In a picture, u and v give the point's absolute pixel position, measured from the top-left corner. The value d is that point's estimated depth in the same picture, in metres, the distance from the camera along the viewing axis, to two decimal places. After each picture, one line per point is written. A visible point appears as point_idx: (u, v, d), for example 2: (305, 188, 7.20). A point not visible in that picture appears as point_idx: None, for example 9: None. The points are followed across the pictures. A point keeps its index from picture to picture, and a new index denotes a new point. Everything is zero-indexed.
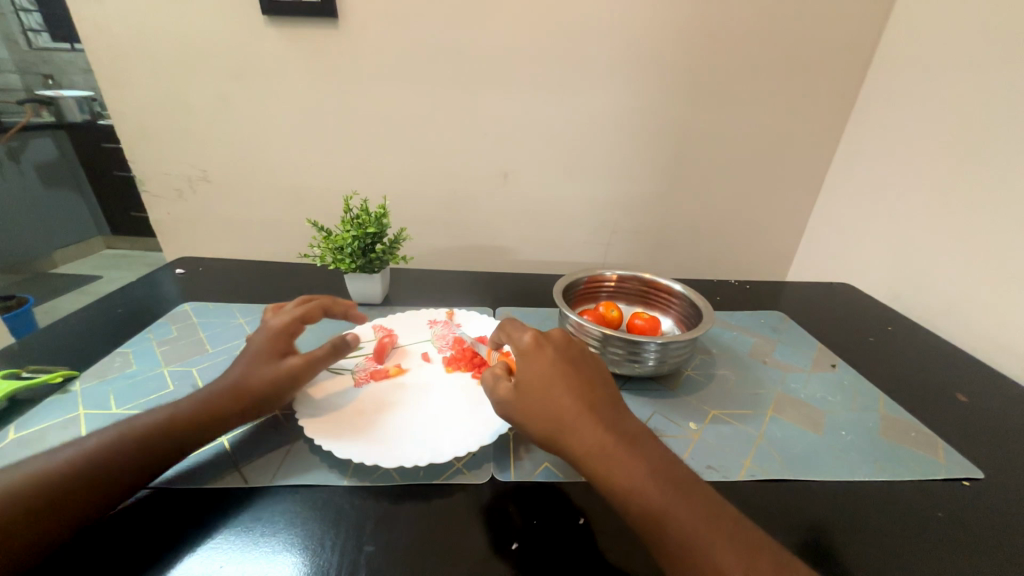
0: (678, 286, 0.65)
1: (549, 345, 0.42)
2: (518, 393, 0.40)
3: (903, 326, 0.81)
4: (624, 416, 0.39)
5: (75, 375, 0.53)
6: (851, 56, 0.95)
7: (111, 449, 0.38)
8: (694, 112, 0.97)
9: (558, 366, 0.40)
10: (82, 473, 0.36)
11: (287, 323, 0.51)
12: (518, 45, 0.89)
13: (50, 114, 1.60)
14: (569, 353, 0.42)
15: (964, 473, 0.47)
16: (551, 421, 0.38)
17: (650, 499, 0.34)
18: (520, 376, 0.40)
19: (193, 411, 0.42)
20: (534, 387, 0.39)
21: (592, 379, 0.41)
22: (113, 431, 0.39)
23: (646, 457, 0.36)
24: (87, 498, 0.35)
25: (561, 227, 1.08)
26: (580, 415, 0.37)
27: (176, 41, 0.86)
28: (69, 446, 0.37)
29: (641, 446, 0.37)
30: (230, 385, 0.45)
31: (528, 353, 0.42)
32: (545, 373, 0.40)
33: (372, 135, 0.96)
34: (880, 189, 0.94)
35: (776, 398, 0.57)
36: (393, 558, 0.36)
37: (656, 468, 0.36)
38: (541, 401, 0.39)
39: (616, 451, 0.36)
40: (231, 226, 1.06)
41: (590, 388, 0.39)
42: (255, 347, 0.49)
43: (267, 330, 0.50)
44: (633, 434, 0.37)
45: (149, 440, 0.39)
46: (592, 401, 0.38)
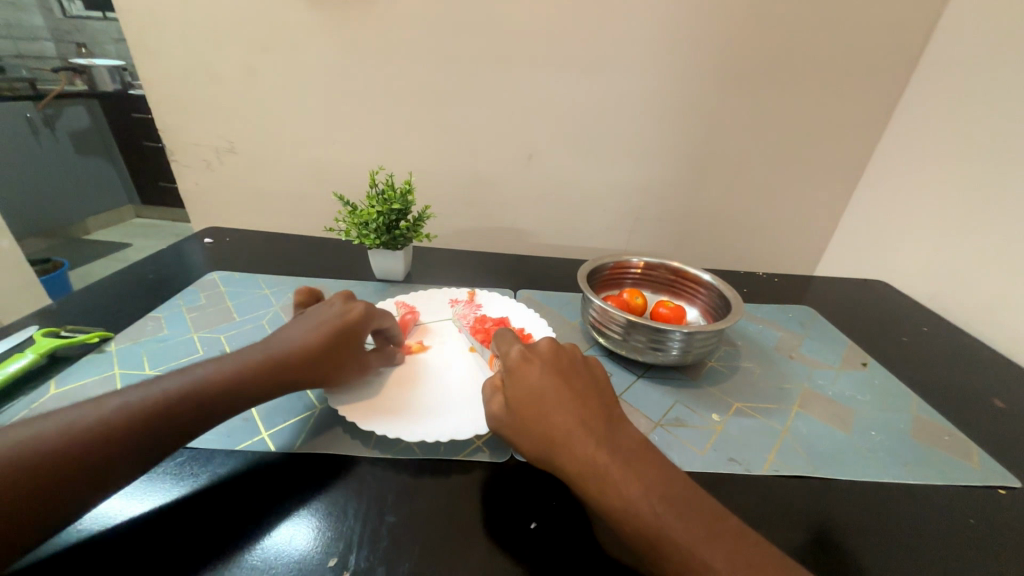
0: (707, 276, 0.63)
1: (536, 359, 0.41)
2: (508, 411, 0.39)
3: (939, 327, 0.78)
4: (620, 429, 0.37)
5: (110, 337, 0.55)
6: (906, 38, 0.88)
7: (136, 420, 0.35)
8: (730, 95, 0.93)
9: (548, 380, 0.39)
10: (104, 445, 0.33)
11: (371, 313, 0.51)
12: (549, 19, 0.86)
13: (83, 82, 1.68)
14: (558, 366, 0.41)
15: (1000, 482, 0.45)
16: (541, 439, 0.37)
17: (646, 519, 0.32)
18: (509, 393, 0.40)
19: (225, 384, 0.40)
20: (521, 404, 0.38)
21: (585, 391, 0.39)
22: (138, 395, 0.36)
23: (642, 474, 0.34)
24: (108, 469, 0.33)
25: (584, 212, 1.07)
26: (571, 433, 0.36)
27: (203, 9, 0.86)
28: (93, 404, 0.34)
29: (638, 462, 0.35)
30: (310, 356, 0.45)
31: (514, 368, 0.41)
32: (532, 390, 0.39)
33: (396, 111, 0.95)
34: (923, 184, 0.89)
35: (803, 394, 0.56)
36: (413, 531, 0.36)
37: (655, 486, 0.34)
38: (531, 420, 0.38)
39: (610, 468, 0.34)
40: (256, 198, 1.07)
41: (582, 402, 0.38)
42: (338, 322, 0.48)
43: (355, 309, 0.49)
44: (629, 451, 0.36)
45: (177, 409, 0.37)
46: (584, 416, 0.37)
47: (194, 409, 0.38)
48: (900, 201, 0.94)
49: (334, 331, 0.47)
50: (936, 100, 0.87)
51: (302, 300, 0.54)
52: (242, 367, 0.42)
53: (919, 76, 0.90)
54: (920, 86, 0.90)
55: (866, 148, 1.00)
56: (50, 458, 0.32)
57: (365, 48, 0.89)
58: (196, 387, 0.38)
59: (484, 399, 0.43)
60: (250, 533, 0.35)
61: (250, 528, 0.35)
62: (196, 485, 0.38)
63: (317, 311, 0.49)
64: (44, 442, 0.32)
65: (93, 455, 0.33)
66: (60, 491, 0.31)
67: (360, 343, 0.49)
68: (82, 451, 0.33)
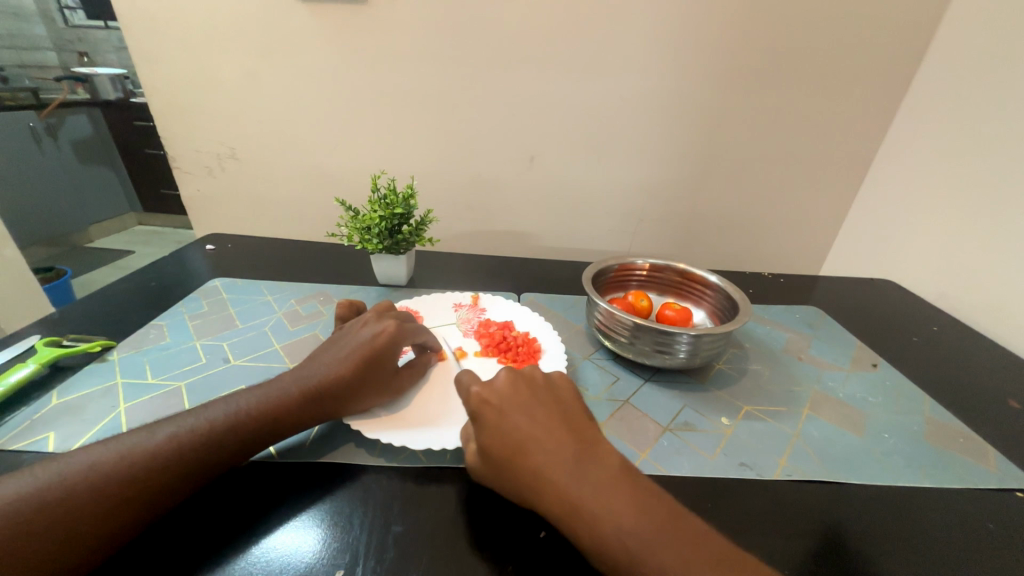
0: (714, 277, 0.63)
1: (494, 399, 0.39)
2: (480, 460, 0.38)
3: (949, 326, 0.77)
4: (595, 458, 0.36)
5: (112, 346, 0.55)
6: (909, 35, 0.88)
7: (158, 456, 0.35)
8: (732, 95, 0.93)
9: (513, 421, 0.38)
10: (123, 481, 0.34)
11: (403, 330, 0.50)
12: (550, 21, 0.85)
13: (86, 91, 1.70)
14: (520, 401, 0.39)
15: (1018, 484, 0.44)
16: (515, 488, 0.36)
17: (630, 559, 0.31)
18: (476, 442, 0.38)
19: (256, 413, 0.40)
20: (489, 450, 0.37)
21: (550, 424, 0.38)
22: (181, 426, 0.38)
23: (618, 509, 0.33)
24: (150, 499, 0.34)
25: (586, 214, 1.06)
26: (546, 475, 0.35)
27: (204, 17, 0.86)
28: (141, 437, 0.36)
29: (615, 491, 0.34)
30: (343, 384, 0.44)
31: (475, 412, 0.39)
32: (500, 434, 0.37)
33: (398, 116, 0.95)
34: (929, 182, 0.88)
35: (813, 396, 0.55)
36: (421, 541, 0.36)
37: (633, 521, 0.32)
38: (503, 468, 0.36)
39: (590, 507, 0.33)
40: (258, 204, 1.07)
41: (550, 438, 0.37)
42: (374, 344, 0.47)
43: (385, 331, 0.49)
44: (605, 481, 0.34)
45: (215, 437, 0.38)
46: (555, 452, 0.36)
47: (214, 444, 0.37)
48: (907, 199, 0.93)
49: (369, 356, 0.46)
50: (941, 98, 0.86)
51: (342, 313, 0.55)
52: (264, 402, 0.41)
53: (923, 74, 0.90)
54: (924, 83, 0.90)
55: (871, 146, 0.99)
56: (78, 495, 0.33)
57: (366, 54, 0.89)
58: (218, 423, 0.38)
59: (463, 445, 0.42)
60: (252, 543, 0.34)
61: (256, 539, 0.35)
62: (199, 498, 0.37)
63: (350, 336, 0.49)
64: (93, 475, 0.34)
65: (116, 492, 0.33)
66: (80, 532, 0.31)
67: (394, 366, 0.48)
68: (104, 487, 0.33)
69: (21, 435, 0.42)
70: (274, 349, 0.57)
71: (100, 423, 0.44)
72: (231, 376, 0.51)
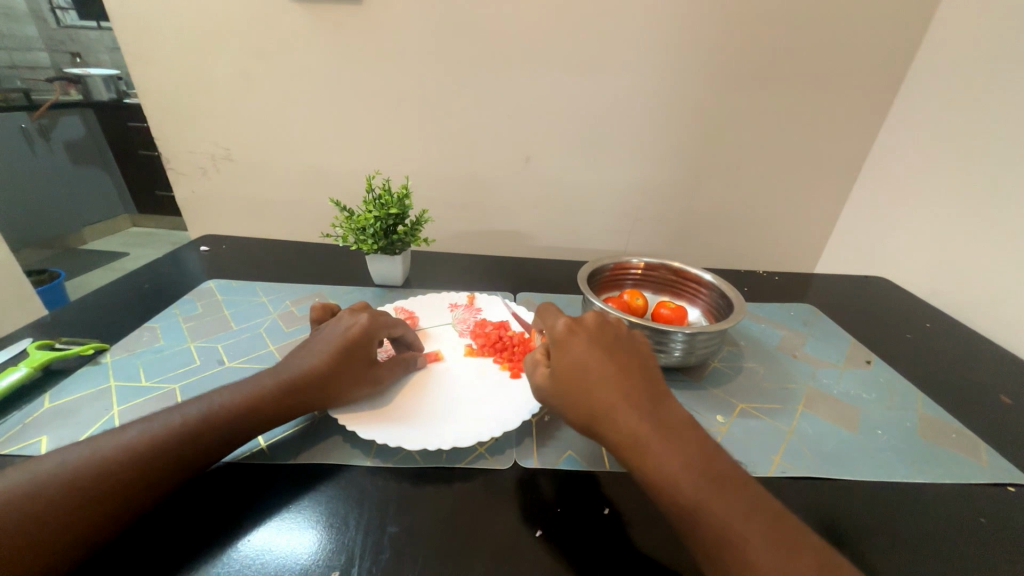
0: (708, 276, 0.63)
1: (581, 331, 0.41)
2: (551, 381, 0.40)
3: (942, 323, 0.78)
4: (664, 403, 0.37)
5: (105, 348, 0.54)
6: (902, 34, 0.88)
7: (137, 453, 0.35)
8: (727, 93, 0.93)
9: (595, 352, 0.39)
10: (103, 479, 0.34)
11: (375, 321, 0.49)
12: (545, 21, 0.85)
13: (78, 92, 1.69)
14: (605, 339, 0.41)
15: (1009, 479, 0.45)
16: (584, 407, 0.37)
17: (683, 491, 0.32)
18: (553, 363, 0.40)
19: (234, 408, 0.40)
20: (567, 371, 0.39)
21: (630, 364, 0.39)
22: (157, 424, 0.37)
23: (684, 447, 0.34)
24: (132, 495, 0.34)
25: (582, 213, 1.06)
26: (615, 404, 0.36)
27: (197, 17, 0.86)
28: (115, 436, 0.36)
29: (680, 435, 0.35)
30: (320, 376, 0.44)
31: (561, 339, 0.41)
32: (577, 361, 0.39)
33: (393, 116, 0.95)
34: (922, 180, 0.89)
35: (807, 393, 0.55)
36: (415, 540, 0.36)
37: (694, 459, 0.33)
38: (575, 387, 0.38)
39: (652, 440, 0.34)
40: (252, 205, 1.07)
41: (626, 374, 0.38)
42: (345, 337, 0.47)
43: (358, 323, 0.48)
44: (674, 421, 0.36)
45: (193, 433, 0.38)
46: (629, 387, 0.37)
47: (189, 440, 0.37)
48: (900, 197, 0.94)
49: (343, 349, 0.46)
50: (934, 96, 0.87)
51: (318, 315, 0.54)
52: (239, 396, 0.41)
53: (916, 72, 0.90)
54: (916, 82, 0.90)
55: (865, 144, 0.99)
56: (51, 495, 0.32)
57: (360, 54, 0.88)
58: (194, 418, 0.38)
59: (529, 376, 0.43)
60: (251, 544, 0.34)
61: (250, 540, 0.35)
62: (189, 496, 0.37)
63: (324, 331, 0.49)
64: (71, 475, 0.33)
65: (90, 491, 0.33)
66: (56, 531, 0.31)
67: (373, 357, 0.48)
68: (77, 486, 0.33)
69: (12, 439, 0.42)
70: (269, 350, 0.57)
71: (92, 426, 0.44)
72: (225, 378, 0.51)
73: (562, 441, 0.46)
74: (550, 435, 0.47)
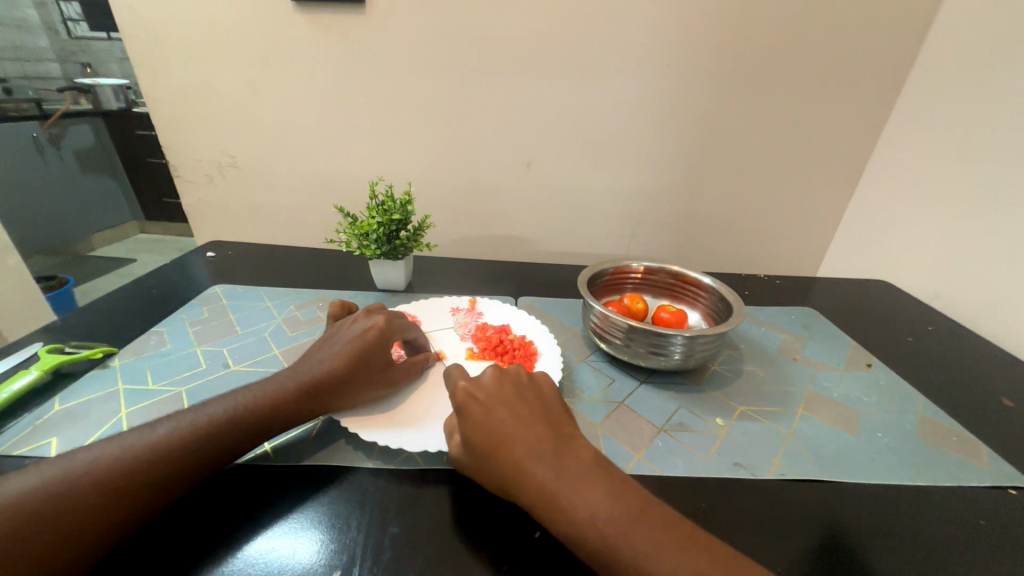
0: (707, 279, 0.63)
1: (479, 394, 0.41)
2: (464, 454, 0.39)
3: (944, 326, 0.78)
4: (572, 452, 0.37)
5: (114, 352, 0.55)
6: (901, 39, 0.89)
7: (160, 451, 0.36)
8: (726, 98, 0.93)
9: (496, 415, 0.39)
10: (127, 476, 0.34)
11: (389, 323, 0.51)
12: (545, 29, 0.87)
13: (88, 101, 1.73)
14: (505, 397, 0.41)
15: (1009, 481, 0.45)
16: (498, 479, 0.36)
17: (605, 547, 0.31)
18: (460, 436, 0.39)
19: (254, 409, 0.41)
20: (474, 443, 0.38)
21: (532, 418, 0.39)
22: (181, 424, 0.38)
23: (598, 498, 0.33)
24: (154, 492, 0.35)
25: (583, 217, 1.07)
26: (523, 463, 0.36)
27: (205, 28, 0.87)
28: (139, 435, 0.37)
29: (589, 482, 0.34)
30: (339, 378, 0.45)
31: (460, 406, 0.40)
32: (481, 428, 0.38)
33: (396, 123, 0.96)
34: (923, 182, 0.89)
35: (807, 396, 0.55)
36: (419, 540, 0.36)
37: (610, 509, 0.33)
38: (486, 459, 0.37)
39: (562, 494, 0.34)
40: (258, 211, 1.08)
41: (528, 430, 0.38)
42: (363, 340, 0.48)
43: (373, 327, 0.50)
44: (585, 470, 0.35)
45: (216, 432, 0.39)
46: (533, 443, 0.37)
47: (212, 440, 0.38)
48: (902, 200, 0.94)
49: (361, 352, 0.47)
50: (934, 99, 0.87)
51: (336, 314, 0.55)
52: (261, 398, 0.42)
53: (916, 76, 0.91)
54: (917, 85, 0.91)
55: (865, 148, 1.00)
56: (79, 489, 0.33)
57: (364, 62, 0.90)
58: (217, 418, 0.39)
59: (447, 441, 0.42)
60: (254, 545, 0.35)
61: (252, 541, 0.35)
62: (198, 499, 0.38)
63: (340, 335, 0.50)
64: (97, 471, 0.34)
65: (113, 487, 0.34)
66: (82, 524, 0.32)
67: (389, 359, 0.49)
68: (105, 481, 0.34)
69: (23, 441, 0.43)
70: (273, 354, 0.57)
71: (101, 428, 0.45)
72: (230, 381, 0.52)
73: None
74: None
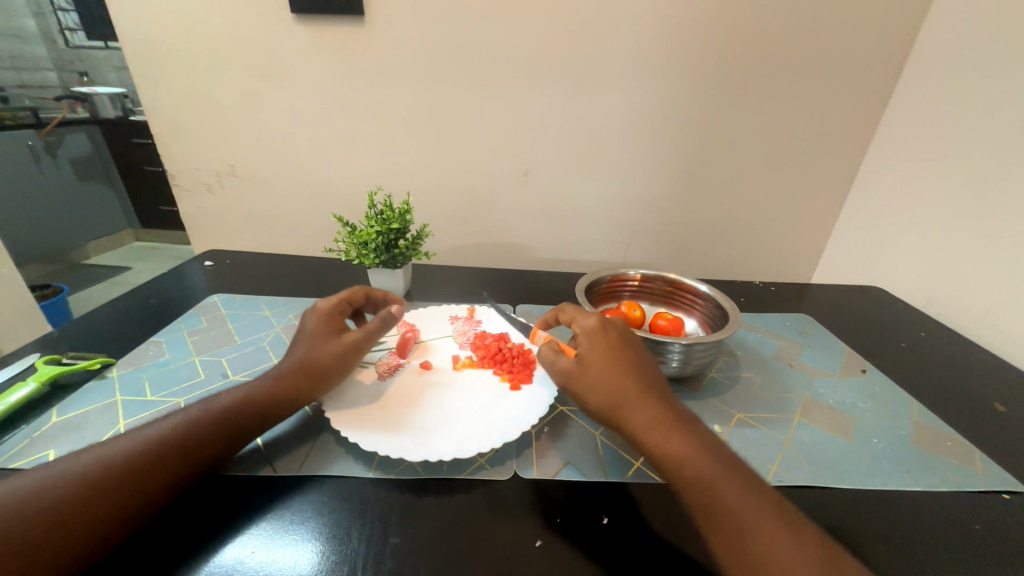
0: (704, 287, 0.64)
1: (613, 329, 0.46)
2: (581, 367, 0.44)
3: (937, 332, 0.79)
4: (679, 399, 0.42)
5: (112, 363, 0.55)
6: (890, 48, 0.91)
7: (146, 452, 0.37)
8: (720, 107, 0.95)
9: (622, 347, 0.45)
10: (118, 477, 0.35)
11: (335, 304, 0.55)
12: (541, 39, 0.88)
13: (84, 110, 1.76)
14: (632, 339, 0.46)
15: (1004, 486, 0.45)
16: (616, 393, 0.41)
17: (706, 470, 0.36)
18: (585, 351, 0.45)
19: (234, 408, 0.43)
20: (601, 360, 0.43)
21: (651, 364, 0.45)
22: (164, 427, 0.40)
23: (703, 437, 0.38)
24: (144, 491, 0.36)
25: (580, 225, 1.08)
26: (640, 396, 0.40)
27: (204, 38, 0.88)
28: (125, 439, 0.38)
29: (697, 431, 0.39)
30: (306, 357, 0.48)
31: (595, 331, 0.46)
32: (608, 353, 0.44)
33: (395, 132, 0.97)
34: (914, 190, 0.90)
35: (804, 403, 0.56)
36: (418, 550, 0.36)
37: (715, 450, 0.38)
38: (609, 375, 0.42)
39: (674, 425, 0.39)
40: (256, 219, 1.09)
41: (648, 370, 0.43)
42: (313, 326, 0.52)
43: (320, 310, 0.53)
44: (692, 414, 0.41)
45: (200, 433, 0.40)
46: (652, 383, 0.42)
47: (196, 438, 0.40)
48: (893, 206, 0.95)
49: (317, 333, 0.51)
50: (924, 107, 0.89)
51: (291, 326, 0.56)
52: (238, 395, 0.44)
53: (905, 86, 0.93)
54: (906, 94, 0.92)
55: (856, 156, 1.02)
56: (70, 492, 0.34)
57: (362, 72, 0.91)
58: (198, 417, 0.41)
59: (550, 361, 0.47)
60: (259, 555, 0.35)
61: (255, 551, 0.35)
62: (200, 509, 0.38)
63: (296, 329, 0.53)
64: (84, 473, 0.35)
65: (99, 501, 0.34)
66: (76, 525, 0.33)
67: (338, 327, 0.52)
68: (93, 495, 0.34)
69: (21, 453, 0.42)
70: (272, 363, 0.57)
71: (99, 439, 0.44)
72: None
73: (561, 451, 0.47)
74: (551, 446, 0.48)
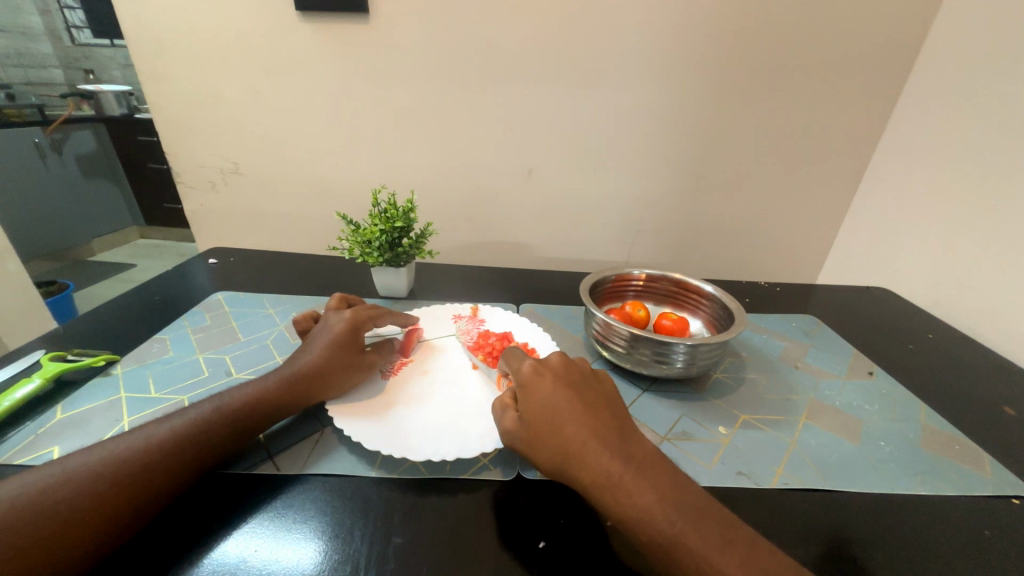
0: (709, 287, 0.64)
1: (548, 372, 0.42)
2: (521, 426, 0.40)
3: (945, 334, 0.78)
4: (631, 439, 0.39)
5: (116, 360, 0.55)
6: (899, 46, 0.90)
7: (157, 446, 0.38)
8: (726, 106, 0.94)
9: (558, 392, 0.40)
10: (129, 469, 0.36)
11: (361, 316, 0.55)
12: (546, 36, 0.87)
13: (90, 107, 1.78)
14: (573, 379, 0.42)
15: (1014, 491, 0.45)
16: (557, 453, 0.38)
17: (660, 526, 0.33)
18: (522, 409, 0.41)
19: (242, 405, 0.43)
20: (537, 417, 0.39)
21: (596, 404, 0.40)
22: (174, 423, 0.40)
23: (655, 484, 0.35)
24: (153, 484, 0.36)
25: (584, 224, 1.07)
26: (585, 444, 0.37)
27: (208, 35, 0.88)
28: (136, 434, 0.39)
29: (651, 474, 0.36)
30: (320, 367, 0.49)
31: (528, 382, 0.42)
32: (544, 405, 0.40)
33: (398, 130, 0.97)
34: (921, 190, 0.90)
35: (810, 405, 0.56)
36: (421, 550, 0.36)
37: (669, 499, 0.34)
38: (550, 432, 0.38)
39: (622, 478, 0.36)
40: (260, 217, 1.09)
41: (591, 414, 0.39)
42: (335, 333, 0.52)
43: (346, 319, 0.54)
44: (645, 456, 0.37)
45: (209, 429, 0.41)
46: (596, 427, 0.38)
47: (206, 431, 0.40)
48: (901, 207, 0.94)
49: (337, 342, 0.51)
50: (933, 107, 0.88)
51: (302, 326, 0.56)
52: (247, 392, 0.45)
53: (914, 85, 0.91)
54: (915, 93, 0.91)
55: (863, 155, 1.01)
56: (82, 483, 0.35)
57: (366, 70, 0.91)
58: (206, 412, 0.42)
59: (498, 418, 0.43)
60: (262, 554, 0.35)
61: (255, 550, 0.35)
62: (202, 503, 0.38)
63: (316, 332, 0.53)
64: (96, 467, 0.36)
65: (109, 492, 0.35)
66: (87, 516, 0.33)
67: (363, 346, 0.53)
68: (103, 490, 0.35)
69: (26, 449, 0.42)
70: (276, 361, 0.57)
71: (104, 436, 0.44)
72: None
73: None
74: None
